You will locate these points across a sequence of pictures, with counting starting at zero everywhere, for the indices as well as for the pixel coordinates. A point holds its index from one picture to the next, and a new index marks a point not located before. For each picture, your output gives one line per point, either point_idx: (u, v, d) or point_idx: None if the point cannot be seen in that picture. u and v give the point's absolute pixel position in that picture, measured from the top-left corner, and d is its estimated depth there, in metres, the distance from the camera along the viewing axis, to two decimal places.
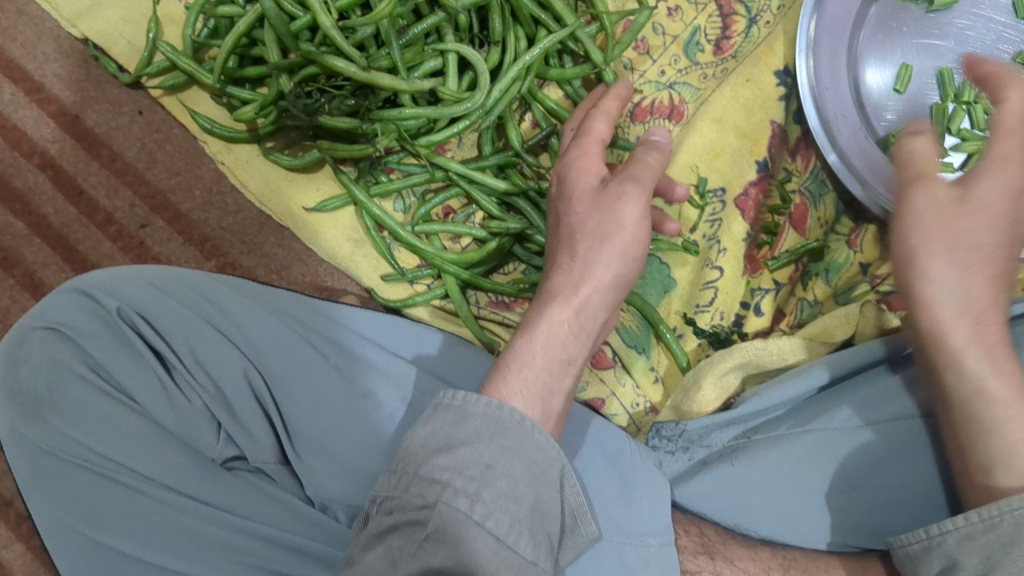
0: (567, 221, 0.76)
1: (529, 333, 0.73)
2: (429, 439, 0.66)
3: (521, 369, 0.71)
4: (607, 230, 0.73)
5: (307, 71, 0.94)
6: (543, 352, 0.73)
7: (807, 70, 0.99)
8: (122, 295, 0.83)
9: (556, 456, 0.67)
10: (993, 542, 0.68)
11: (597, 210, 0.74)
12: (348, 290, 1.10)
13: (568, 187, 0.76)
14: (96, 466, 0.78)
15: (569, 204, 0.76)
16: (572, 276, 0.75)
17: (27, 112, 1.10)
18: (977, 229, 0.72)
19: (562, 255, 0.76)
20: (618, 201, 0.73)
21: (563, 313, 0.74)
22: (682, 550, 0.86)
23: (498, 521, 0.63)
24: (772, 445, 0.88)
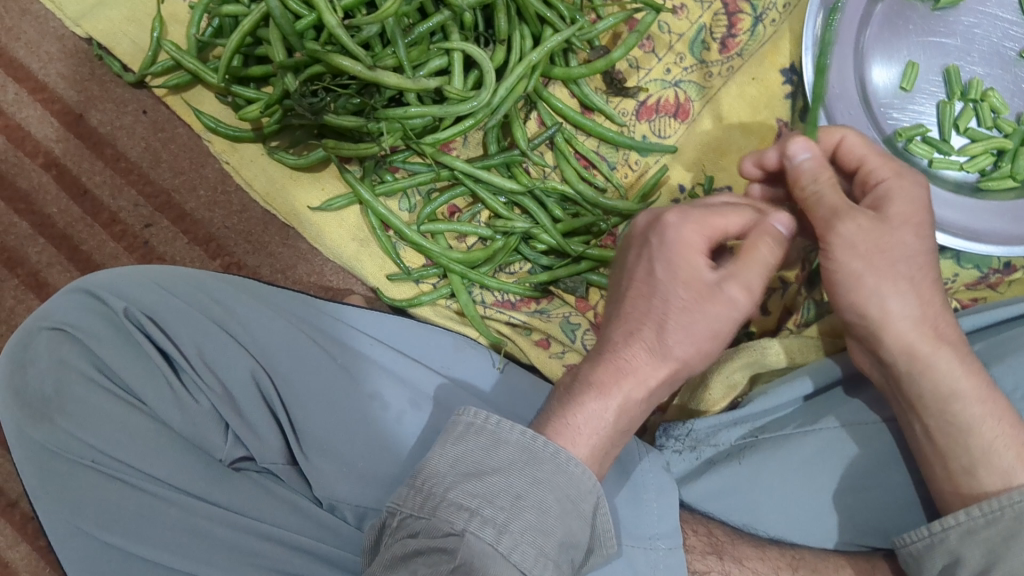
0: (658, 295, 0.67)
1: (597, 402, 0.68)
2: (456, 461, 0.66)
3: (588, 436, 0.68)
4: (703, 330, 0.66)
5: (313, 70, 0.93)
6: (610, 425, 0.69)
7: (813, 68, 0.98)
8: (130, 296, 0.83)
9: (590, 490, 0.66)
10: (995, 536, 0.70)
11: (700, 306, 0.65)
12: (354, 290, 1.10)
13: (675, 261, 0.66)
14: (104, 467, 0.78)
15: (668, 278, 0.66)
16: (654, 359, 0.68)
17: (31, 111, 1.10)
18: (908, 241, 0.71)
19: (645, 332, 0.67)
20: (723, 298, 0.65)
21: (636, 392, 0.68)
22: (691, 550, 0.86)
23: (524, 554, 0.63)
24: (779, 444, 0.88)
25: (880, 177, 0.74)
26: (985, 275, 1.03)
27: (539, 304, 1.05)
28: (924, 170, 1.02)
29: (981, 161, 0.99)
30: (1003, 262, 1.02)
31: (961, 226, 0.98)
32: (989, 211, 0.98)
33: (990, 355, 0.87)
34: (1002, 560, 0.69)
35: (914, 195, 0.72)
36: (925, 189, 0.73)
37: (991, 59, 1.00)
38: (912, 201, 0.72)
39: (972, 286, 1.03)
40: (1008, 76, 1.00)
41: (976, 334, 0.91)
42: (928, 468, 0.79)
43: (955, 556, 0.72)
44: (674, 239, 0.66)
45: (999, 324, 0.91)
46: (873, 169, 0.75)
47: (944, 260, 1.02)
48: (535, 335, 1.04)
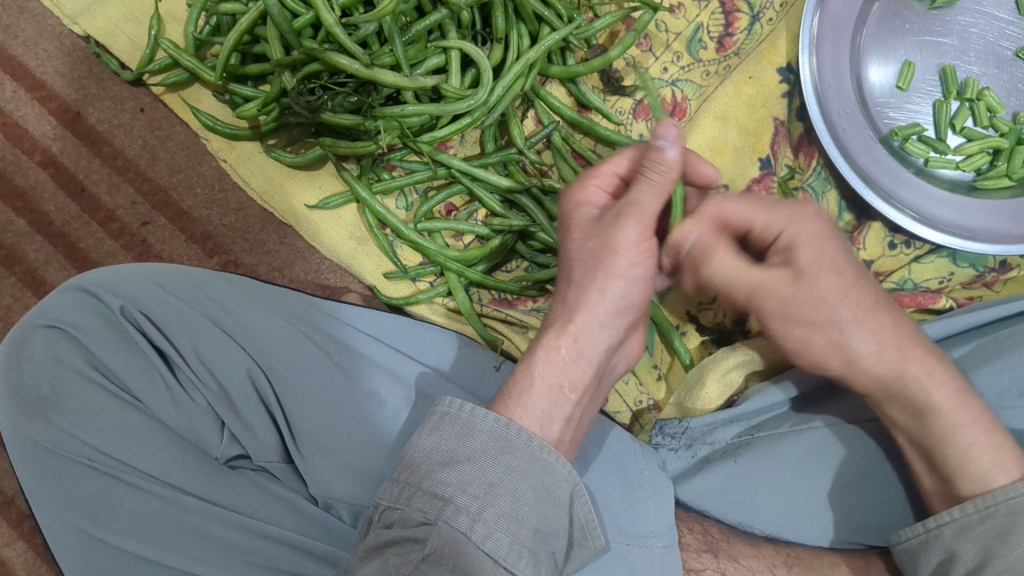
0: (565, 248, 0.76)
1: (528, 360, 0.75)
2: (432, 450, 0.67)
3: (521, 395, 0.72)
4: (602, 256, 0.72)
5: (309, 69, 0.93)
6: (541, 377, 0.73)
7: (809, 68, 0.99)
8: (126, 294, 0.83)
9: (565, 477, 0.68)
10: (989, 532, 0.71)
11: (590, 236, 0.73)
12: (350, 288, 1.10)
13: (569, 216, 0.76)
14: (100, 464, 0.78)
15: (570, 233, 0.75)
16: (569, 304, 0.74)
17: (28, 109, 1.10)
18: (827, 287, 0.71)
19: (565, 282, 0.75)
20: (609, 228, 0.71)
21: (558, 338, 0.74)
22: (686, 548, 0.86)
23: (498, 542, 0.64)
24: (774, 443, 0.88)
25: (779, 230, 0.72)
26: (981, 273, 1.03)
27: (535, 303, 1.05)
28: (920, 169, 1.02)
29: (977, 160, 0.99)
30: (999, 261, 1.03)
31: (958, 225, 0.98)
32: (987, 210, 0.98)
33: (985, 354, 0.88)
34: (998, 556, 0.70)
35: (820, 237, 0.71)
36: (829, 230, 0.72)
37: (988, 58, 1.00)
38: (819, 242, 0.71)
39: (968, 285, 1.03)
40: (1005, 75, 1.00)
41: (972, 332, 0.92)
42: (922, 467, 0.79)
43: (949, 551, 0.73)
44: (567, 204, 0.77)
45: (995, 323, 0.91)
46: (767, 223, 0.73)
47: (939, 258, 1.03)
48: (533, 333, 1.03)
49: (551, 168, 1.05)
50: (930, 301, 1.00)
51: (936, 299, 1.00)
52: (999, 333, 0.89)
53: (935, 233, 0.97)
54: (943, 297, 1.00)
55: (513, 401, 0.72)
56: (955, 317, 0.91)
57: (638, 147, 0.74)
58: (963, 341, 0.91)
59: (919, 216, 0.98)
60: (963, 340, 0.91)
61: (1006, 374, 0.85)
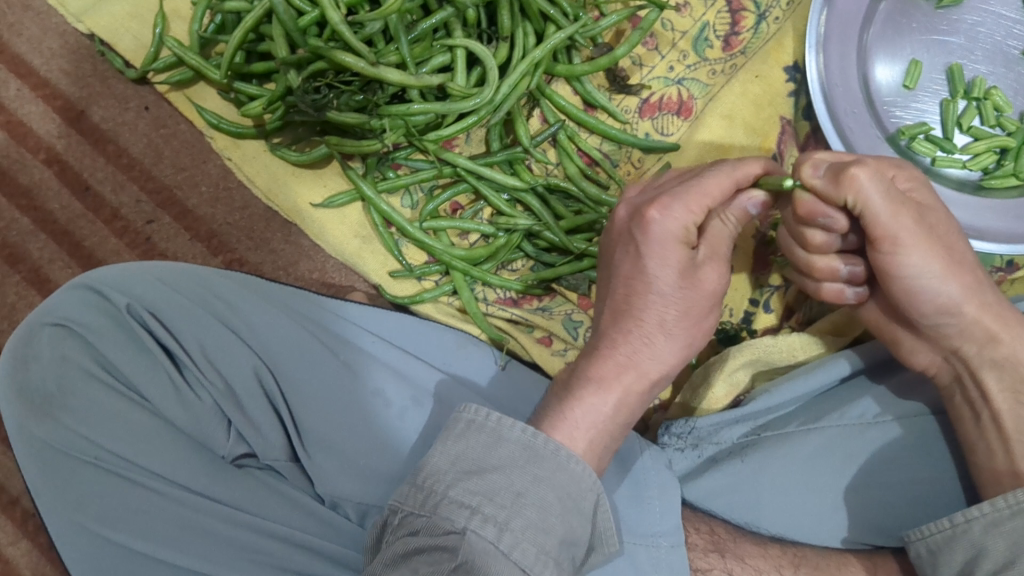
0: (650, 284, 0.69)
1: (597, 398, 0.71)
2: (457, 459, 0.67)
3: (591, 423, 0.71)
4: (695, 302, 0.70)
5: (315, 66, 0.93)
6: (610, 416, 0.72)
7: (815, 66, 0.99)
8: (134, 293, 0.83)
9: (591, 487, 0.68)
10: (1020, 527, 0.69)
11: (689, 284, 0.69)
12: (355, 287, 1.10)
13: (664, 254, 0.68)
14: (105, 463, 0.78)
15: (664, 273, 0.68)
16: (644, 343, 0.71)
17: (32, 107, 1.10)
18: (903, 228, 0.70)
19: (634, 320, 0.71)
20: (705, 276, 0.70)
21: (631, 379, 0.72)
22: (693, 548, 0.86)
23: (525, 552, 0.64)
24: (781, 442, 0.88)
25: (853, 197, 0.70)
26: (988, 273, 1.02)
27: (541, 301, 1.05)
28: (927, 169, 1.01)
29: (984, 160, 0.98)
30: (1006, 261, 1.02)
31: (966, 225, 0.98)
32: (993, 210, 0.99)
33: None
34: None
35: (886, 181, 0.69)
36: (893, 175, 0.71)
37: (995, 58, 1.00)
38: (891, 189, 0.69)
39: None
40: (1012, 74, 1.00)
41: None
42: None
43: (966, 552, 0.72)
44: (659, 234, 0.68)
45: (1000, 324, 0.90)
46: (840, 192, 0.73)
47: None
48: (538, 332, 1.03)
49: (557, 167, 1.05)
50: None
51: None
52: None
53: None
54: None
55: (582, 431, 0.70)
56: None
57: (730, 172, 0.71)
58: None
59: None
60: None
61: None
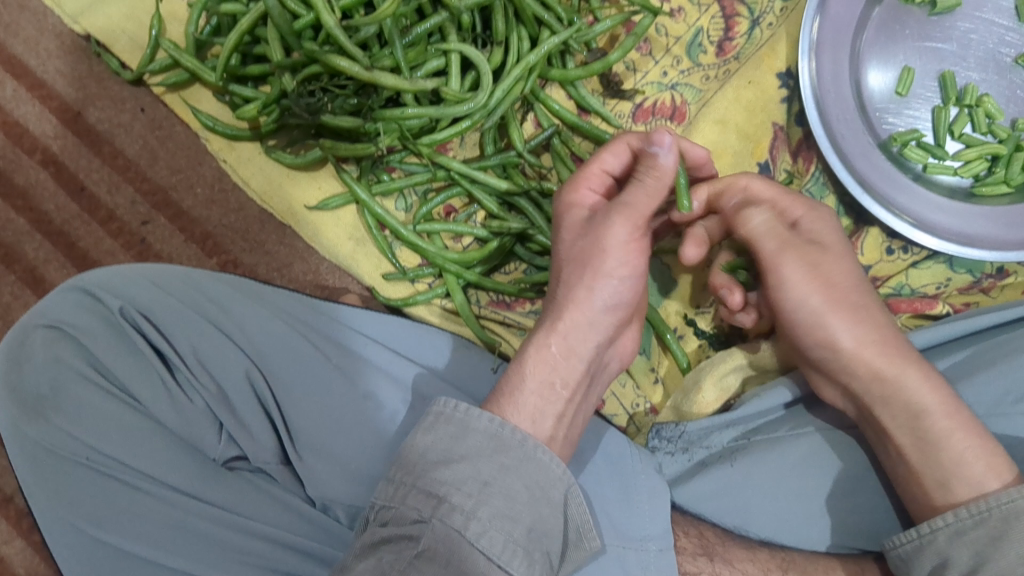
0: (557, 250, 0.79)
1: (519, 358, 0.76)
2: (428, 448, 0.68)
3: (513, 392, 0.73)
4: (589, 253, 0.74)
5: (309, 70, 0.94)
6: (532, 374, 0.74)
7: (808, 72, 0.99)
8: (126, 295, 0.83)
9: (559, 477, 0.69)
10: (983, 537, 0.70)
11: (579, 234, 0.76)
12: (350, 289, 1.10)
13: (561, 216, 0.79)
14: (97, 464, 0.78)
15: (562, 232, 0.78)
16: (559, 305, 0.76)
17: (29, 108, 1.10)
18: (813, 297, 0.79)
19: (553, 287, 0.78)
20: (600, 227, 0.74)
21: (548, 337, 0.75)
22: (681, 552, 0.86)
23: (492, 540, 0.65)
24: (772, 446, 0.89)
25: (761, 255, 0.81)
26: (978, 279, 1.03)
27: (533, 304, 1.05)
28: (918, 175, 1.02)
29: (974, 167, 1.00)
30: (996, 268, 1.02)
31: (956, 232, 0.99)
32: (985, 217, 0.99)
33: (983, 360, 0.87)
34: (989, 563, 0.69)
35: (829, 219, 0.82)
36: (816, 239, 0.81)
37: (987, 64, 1.00)
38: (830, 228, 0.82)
39: (965, 291, 1.03)
40: (1003, 82, 1.00)
41: (969, 339, 0.92)
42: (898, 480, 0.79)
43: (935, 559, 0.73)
44: (558, 205, 0.80)
45: (994, 328, 0.91)
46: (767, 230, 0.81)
47: (936, 264, 1.03)
48: (530, 336, 1.03)
49: (550, 172, 1.05)
50: (926, 307, 0.99)
51: (933, 305, 0.99)
52: (998, 337, 0.89)
53: (933, 240, 0.97)
54: (940, 304, 0.99)
55: (505, 398, 0.73)
56: (947, 326, 0.91)
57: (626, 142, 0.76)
58: (960, 346, 0.91)
59: (916, 222, 0.98)
60: (962, 345, 0.91)
61: (1000, 383, 0.85)
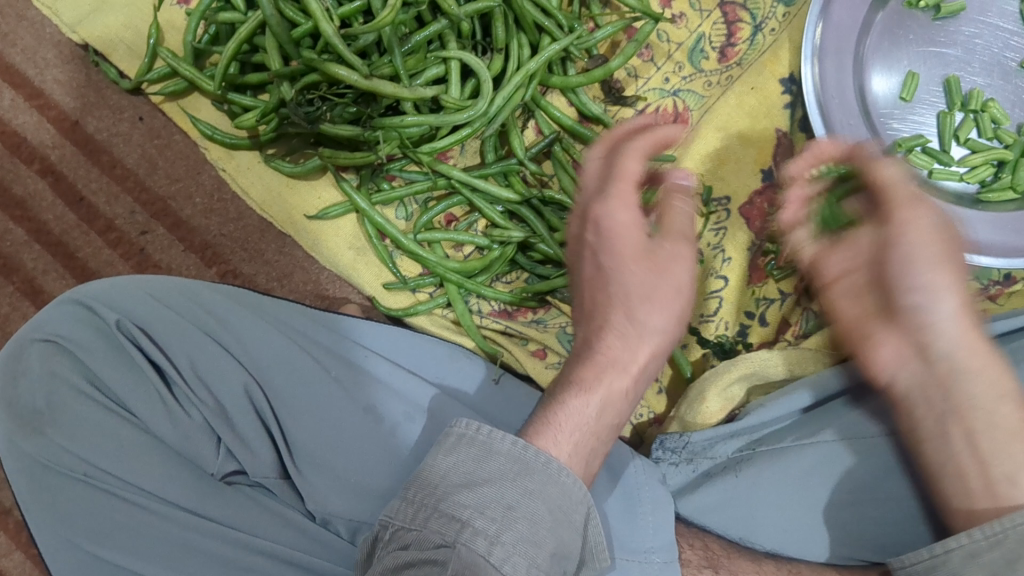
0: (617, 282, 0.74)
1: (583, 396, 0.73)
2: (450, 471, 0.67)
3: (576, 434, 0.72)
4: (665, 293, 0.74)
5: (307, 79, 0.93)
6: (596, 416, 0.74)
7: (813, 78, 0.98)
8: (122, 308, 0.82)
9: (580, 500, 0.68)
10: (999, 559, 0.64)
11: (655, 270, 0.73)
12: (349, 299, 1.10)
13: (616, 244, 0.74)
14: (95, 480, 0.78)
15: (625, 263, 0.73)
16: (629, 342, 0.75)
17: (26, 117, 1.10)
18: (922, 277, 0.73)
19: (614, 317, 0.75)
20: (668, 264, 0.73)
21: (619, 380, 0.74)
22: (685, 564, 0.86)
23: (516, 566, 0.63)
24: (777, 457, 0.87)
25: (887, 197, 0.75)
26: (985, 286, 1.02)
27: (535, 314, 1.04)
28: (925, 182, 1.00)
29: (981, 172, 0.98)
30: (1003, 274, 1.02)
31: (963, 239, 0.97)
32: (991, 223, 0.97)
33: None
34: None
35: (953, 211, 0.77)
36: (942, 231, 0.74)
37: (992, 69, 0.99)
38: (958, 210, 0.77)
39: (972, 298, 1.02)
40: (1008, 86, 0.99)
41: None
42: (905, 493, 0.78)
43: None
44: (611, 225, 0.74)
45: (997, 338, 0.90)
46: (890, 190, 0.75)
47: None
48: (532, 345, 1.04)
49: (552, 179, 1.04)
50: None
51: None
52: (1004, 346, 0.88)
53: None
54: None
55: (568, 441, 0.71)
56: None
57: (649, 140, 0.75)
58: None
59: None
60: None
61: None
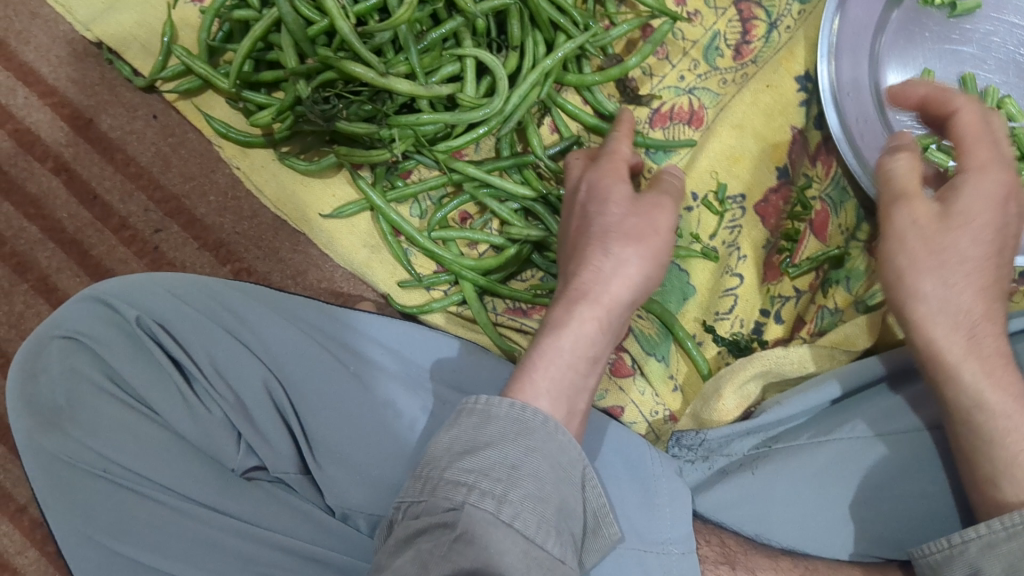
0: (601, 221, 0.77)
1: (556, 332, 0.73)
2: (452, 441, 0.67)
3: (546, 367, 0.72)
4: (645, 232, 0.76)
5: (323, 77, 0.93)
6: (569, 351, 0.73)
7: (828, 75, 0.99)
8: (143, 304, 0.82)
9: (578, 456, 0.69)
10: (1017, 550, 0.67)
11: (634, 212, 0.77)
12: (365, 297, 1.09)
13: (603, 191, 0.79)
14: (115, 476, 0.78)
15: (608, 204, 0.78)
16: (605, 277, 0.75)
17: (40, 115, 1.10)
18: (963, 243, 0.74)
19: (590, 254, 0.76)
20: (652, 210, 0.78)
21: (594, 313, 0.74)
22: (703, 560, 0.86)
23: (526, 521, 0.63)
24: (791, 455, 0.88)
25: (970, 162, 0.77)
26: None
27: None
28: None
29: None
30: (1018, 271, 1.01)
31: None
32: None
33: None
34: None
35: (989, 197, 0.75)
36: (1010, 194, 0.76)
37: (1007, 67, 0.99)
38: (981, 198, 0.74)
39: None
40: None
41: None
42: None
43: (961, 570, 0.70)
44: (597, 180, 0.80)
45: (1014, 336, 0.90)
46: (970, 150, 0.78)
47: None
48: None
49: None
50: None
51: None
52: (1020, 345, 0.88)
53: None
54: None
55: (539, 372, 0.72)
56: None
57: (626, 127, 0.85)
58: None
59: None
60: None
61: None
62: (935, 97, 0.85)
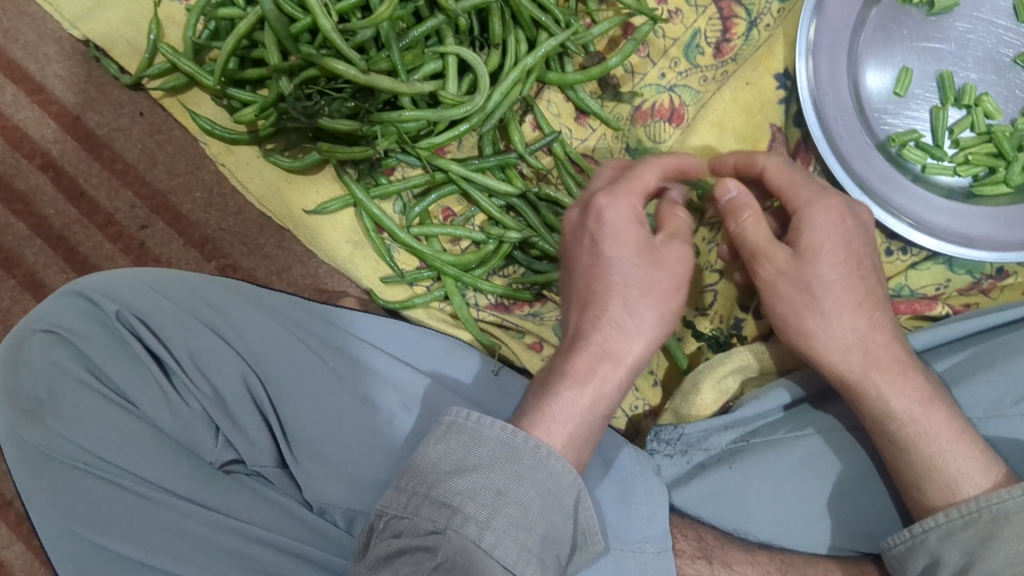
0: (619, 267, 0.71)
1: (572, 386, 0.71)
2: (440, 459, 0.68)
3: (562, 425, 0.70)
4: (666, 287, 0.72)
5: (306, 73, 0.94)
6: (588, 406, 0.71)
7: (806, 73, 0.98)
8: (123, 298, 0.83)
9: (571, 483, 0.68)
10: (973, 537, 0.70)
11: (656, 264, 0.71)
12: (347, 292, 1.11)
13: (620, 232, 0.71)
14: (95, 468, 0.79)
15: (627, 250, 0.71)
16: (626, 334, 0.72)
17: (28, 113, 1.10)
18: (825, 273, 0.74)
19: (612, 308, 0.72)
20: (671, 259, 0.72)
21: (612, 370, 0.72)
22: (680, 554, 0.86)
23: (507, 549, 0.64)
24: (769, 449, 0.88)
25: (795, 206, 0.76)
26: (978, 280, 1.02)
27: (531, 308, 1.05)
28: (918, 176, 1.02)
29: (973, 167, 1.00)
30: (996, 268, 1.02)
31: (956, 233, 0.98)
32: (984, 218, 0.99)
33: (982, 361, 0.87)
34: (981, 561, 0.68)
35: (828, 225, 0.74)
36: (846, 216, 0.74)
37: (986, 65, 1.00)
38: (827, 230, 0.74)
39: (965, 292, 1.03)
40: (1002, 81, 1.00)
41: (967, 340, 0.91)
42: (897, 479, 0.78)
43: (923, 558, 0.73)
44: (610, 217, 0.72)
45: (990, 331, 0.91)
46: (792, 192, 0.77)
47: (936, 265, 1.02)
48: (528, 338, 1.04)
49: (550, 174, 1.05)
50: (925, 309, 0.99)
51: (932, 306, 0.99)
52: (995, 338, 0.89)
53: (932, 241, 0.97)
54: (940, 304, 0.99)
55: (556, 433, 0.70)
56: (948, 325, 0.91)
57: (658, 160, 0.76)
58: (960, 347, 0.90)
59: (916, 223, 0.98)
60: (961, 346, 0.91)
61: (997, 385, 0.84)
62: (740, 163, 0.83)
